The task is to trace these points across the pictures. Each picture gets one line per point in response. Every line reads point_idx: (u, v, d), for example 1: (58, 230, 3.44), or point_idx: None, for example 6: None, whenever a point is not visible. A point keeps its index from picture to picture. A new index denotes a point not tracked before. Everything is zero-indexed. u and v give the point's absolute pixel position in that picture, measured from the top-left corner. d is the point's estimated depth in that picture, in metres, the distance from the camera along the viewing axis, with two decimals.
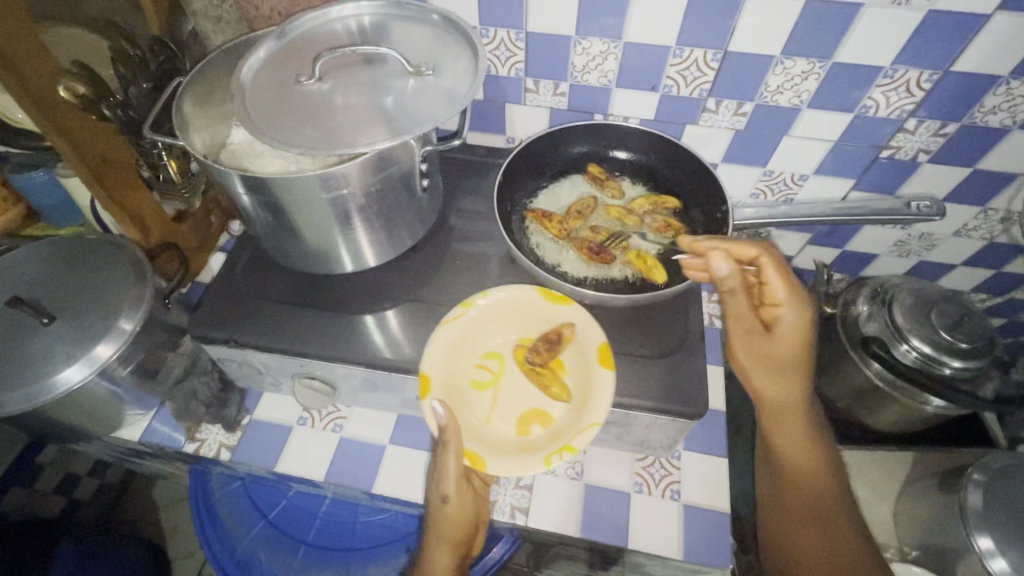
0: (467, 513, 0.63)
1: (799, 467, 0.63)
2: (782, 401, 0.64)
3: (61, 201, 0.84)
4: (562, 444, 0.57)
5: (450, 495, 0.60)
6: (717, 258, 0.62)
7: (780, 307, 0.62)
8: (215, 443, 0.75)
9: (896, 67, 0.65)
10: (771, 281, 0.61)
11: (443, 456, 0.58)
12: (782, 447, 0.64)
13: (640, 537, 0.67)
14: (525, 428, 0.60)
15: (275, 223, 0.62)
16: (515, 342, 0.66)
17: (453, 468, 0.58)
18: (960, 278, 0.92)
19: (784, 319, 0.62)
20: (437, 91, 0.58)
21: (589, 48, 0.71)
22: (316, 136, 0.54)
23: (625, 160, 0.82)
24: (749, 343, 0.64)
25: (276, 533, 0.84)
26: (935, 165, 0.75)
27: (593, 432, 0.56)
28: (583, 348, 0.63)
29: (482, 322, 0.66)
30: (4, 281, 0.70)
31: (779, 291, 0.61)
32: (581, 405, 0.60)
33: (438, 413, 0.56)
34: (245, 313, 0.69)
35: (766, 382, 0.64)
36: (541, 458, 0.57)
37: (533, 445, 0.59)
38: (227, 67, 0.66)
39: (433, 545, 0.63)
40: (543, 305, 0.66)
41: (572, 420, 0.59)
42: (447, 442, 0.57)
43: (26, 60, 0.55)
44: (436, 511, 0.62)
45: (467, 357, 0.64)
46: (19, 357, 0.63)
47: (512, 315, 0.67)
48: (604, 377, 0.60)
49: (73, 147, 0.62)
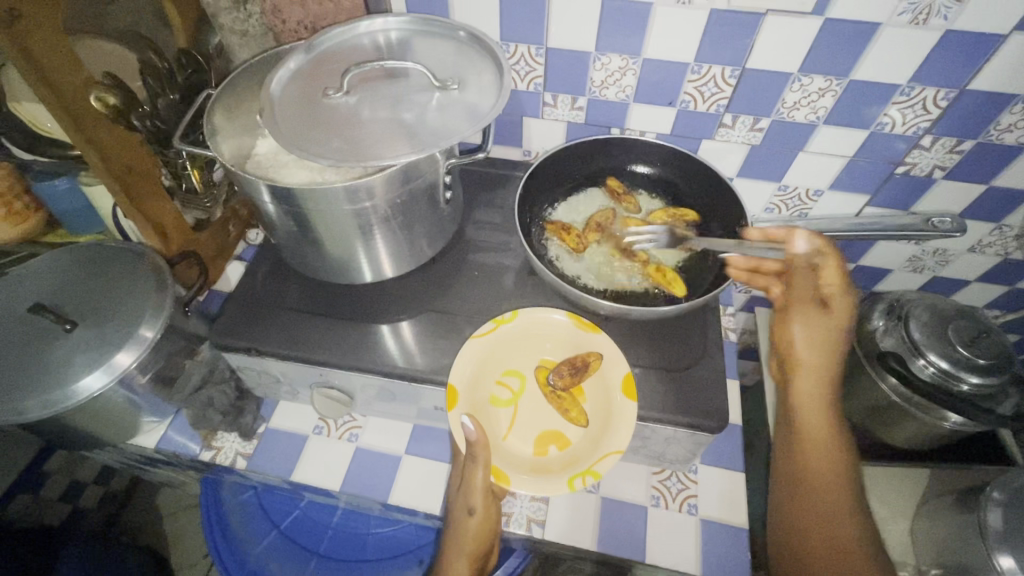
0: (488, 532, 0.62)
1: (813, 447, 0.61)
2: (816, 374, 0.62)
3: (80, 209, 0.84)
4: (579, 469, 0.58)
5: (476, 507, 0.59)
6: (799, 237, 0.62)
7: (836, 290, 0.62)
8: (231, 451, 0.75)
9: (913, 85, 0.66)
10: (830, 264, 0.62)
11: (471, 468, 0.58)
12: (798, 420, 0.62)
13: (657, 552, 0.67)
14: (542, 448, 0.61)
15: (299, 233, 0.62)
16: (538, 363, 0.67)
17: (480, 480, 0.58)
18: (975, 294, 0.92)
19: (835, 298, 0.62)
20: (461, 105, 0.59)
21: (608, 64, 0.72)
22: (342, 148, 0.55)
23: (646, 174, 0.82)
24: (808, 317, 0.63)
25: (287, 543, 0.84)
26: (950, 181, 0.75)
27: (614, 460, 0.57)
28: (606, 376, 0.63)
29: (508, 340, 0.67)
30: (26, 288, 0.71)
31: (833, 274, 0.62)
32: (599, 432, 0.60)
33: (467, 425, 0.56)
34: (265, 322, 0.69)
35: (808, 356, 0.62)
36: (561, 481, 0.57)
37: (546, 467, 0.59)
38: (254, 79, 0.67)
39: (449, 556, 0.62)
40: (572, 329, 0.67)
41: (588, 447, 0.60)
42: (475, 454, 0.57)
43: (61, 72, 0.56)
44: (459, 522, 0.61)
45: (488, 373, 0.65)
46: (40, 363, 0.64)
47: (537, 337, 0.68)
48: (626, 408, 0.60)
49: (101, 157, 0.63)
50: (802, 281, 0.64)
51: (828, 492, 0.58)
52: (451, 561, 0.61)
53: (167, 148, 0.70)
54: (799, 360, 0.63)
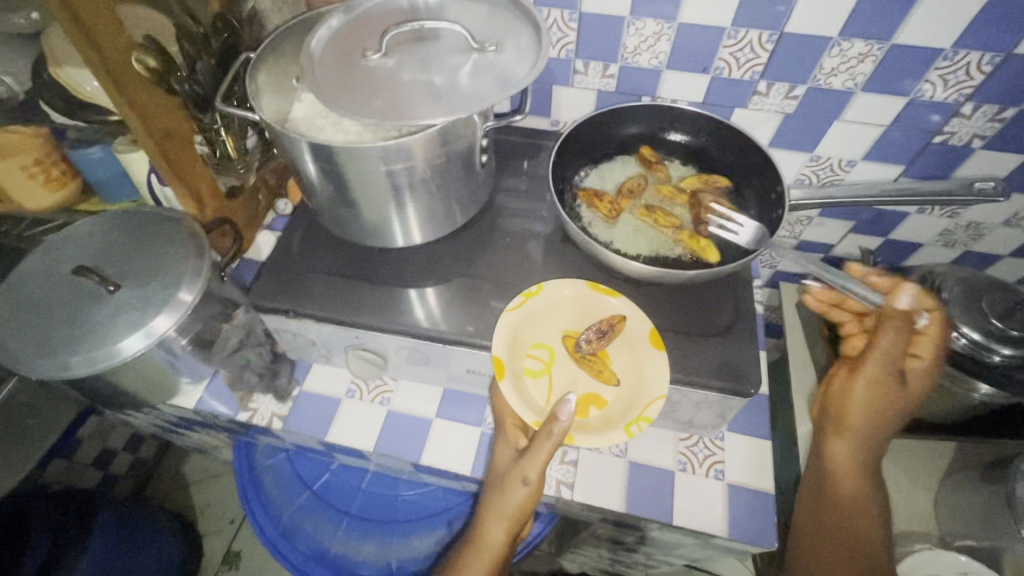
0: (531, 502, 0.63)
1: (851, 487, 0.65)
2: (868, 436, 0.65)
3: (116, 176, 0.86)
4: (633, 415, 0.60)
5: (531, 480, 0.60)
6: (904, 296, 0.64)
7: (923, 366, 0.64)
8: (267, 412, 0.78)
9: (957, 49, 0.64)
10: (930, 336, 0.65)
11: (538, 444, 0.59)
12: (836, 465, 0.66)
13: (684, 514, 0.68)
14: (583, 410, 0.62)
15: (337, 195, 0.63)
16: (563, 332, 0.67)
17: (545, 457, 0.58)
18: (1005, 269, 0.92)
19: (916, 370, 0.64)
20: (498, 67, 0.59)
21: (643, 29, 0.71)
22: (383, 108, 0.56)
23: (680, 142, 0.80)
24: (876, 383, 0.63)
25: (320, 504, 0.88)
26: (989, 151, 0.74)
27: (658, 404, 0.59)
28: (629, 336, 0.66)
29: (534, 314, 0.67)
30: (68, 251, 0.73)
31: (929, 346, 0.64)
32: (636, 385, 0.62)
33: (567, 405, 0.57)
34: (301, 286, 0.70)
35: (861, 419, 0.64)
36: (617, 429, 0.59)
37: (588, 424, 0.61)
38: (289, 42, 0.67)
39: (490, 526, 0.62)
40: (591, 296, 0.69)
41: (628, 401, 0.62)
42: (551, 434, 0.57)
43: (105, 35, 0.57)
44: (507, 490, 0.62)
45: (519, 347, 0.65)
46: (86, 322, 0.66)
47: (562, 308, 0.68)
48: (657, 358, 0.62)
49: (142, 119, 0.64)
50: (891, 344, 0.62)
51: (849, 518, 0.63)
52: (492, 525, 0.62)
53: (202, 112, 0.71)
54: (854, 418, 0.65)
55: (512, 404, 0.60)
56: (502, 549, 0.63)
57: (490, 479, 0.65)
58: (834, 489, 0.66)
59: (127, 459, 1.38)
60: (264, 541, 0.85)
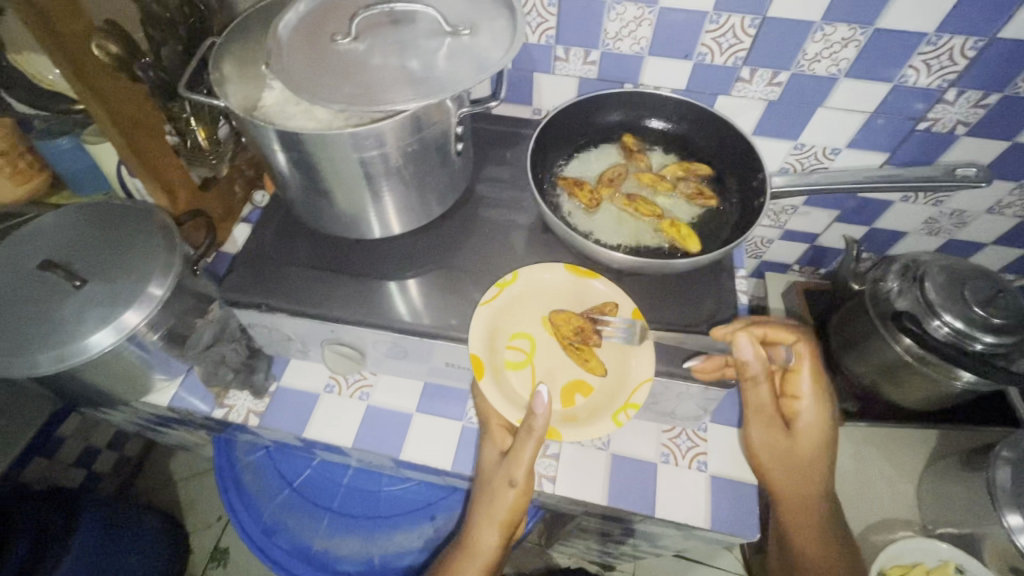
0: (523, 500, 0.63)
1: (808, 545, 0.63)
2: (799, 484, 0.64)
3: (85, 168, 0.84)
4: (620, 402, 0.59)
5: (518, 480, 0.60)
6: (743, 340, 0.60)
7: (807, 396, 0.66)
8: (243, 409, 0.76)
9: (940, 34, 0.63)
10: (802, 367, 0.66)
11: (521, 441, 0.59)
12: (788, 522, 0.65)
13: (667, 506, 0.67)
14: (569, 401, 0.62)
15: (309, 186, 0.62)
16: (542, 320, 0.66)
17: (529, 453, 0.58)
18: (988, 257, 0.91)
19: (805, 415, 0.65)
20: (473, 51, 0.57)
21: (623, 13, 0.69)
22: (353, 94, 0.54)
23: (661, 130, 0.79)
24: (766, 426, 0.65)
25: (302, 501, 0.86)
26: (972, 137, 0.73)
27: (646, 389, 0.59)
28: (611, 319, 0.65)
29: (512, 304, 0.66)
30: (35, 246, 0.71)
31: (805, 382, 0.66)
32: (619, 372, 0.62)
33: (541, 396, 0.56)
34: (276, 279, 0.69)
35: (782, 476, 0.65)
36: (604, 419, 0.59)
37: (576, 416, 0.61)
38: (258, 28, 0.65)
39: (483, 528, 0.62)
40: (569, 280, 0.68)
41: (613, 388, 0.61)
42: (532, 428, 0.57)
43: (64, 19, 0.55)
44: (494, 493, 0.62)
45: (499, 339, 0.64)
46: (50, 319, 0.64)
47: (540, 296, 0.68)
48: (640, 340, 0.62)
49: (107, 110, 0.61)
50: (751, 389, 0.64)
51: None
52: (485, 530, 0.62)
53: (171, 102, 0.70)
54: (773, 471, 0.65)
55: (494, 403, 0.59)
56: (495, 551, 0.63)
57: (478, 480, 0.65)
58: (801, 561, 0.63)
59: (111, 457, 1.36)
60: (245, 539, 0.83)
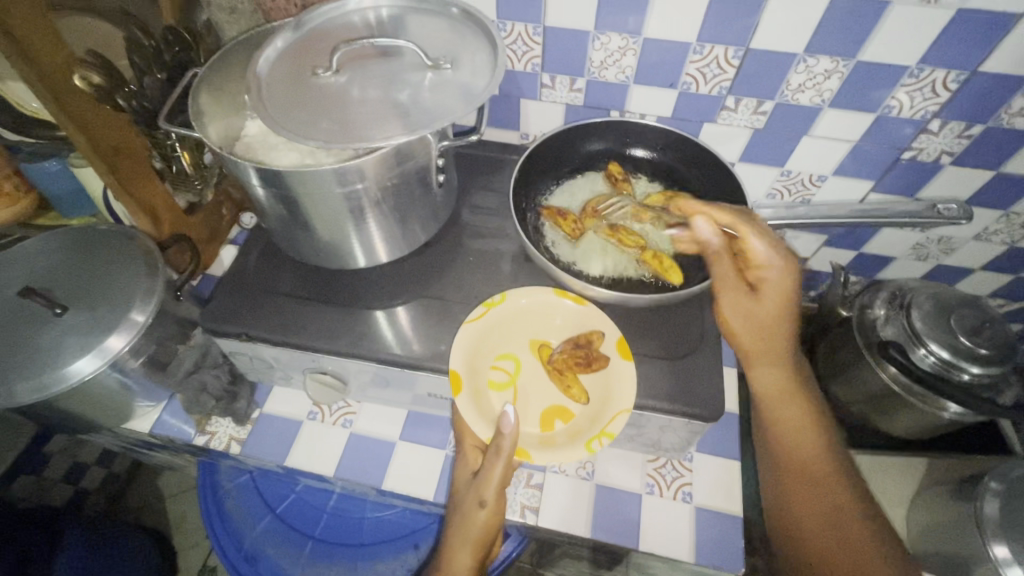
0: (495, 522, 0.62)
1: (804, 450, 0.60)
2: (782, 359, 0.62)
3: (71, 191, 0.84)
4: (595, 430, 0.58)
5: (488, 500, 0.60)
6: (701, 222, 0.62)
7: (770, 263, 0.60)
8: (225, 435, 0.75)
9: (923, 67, 0.63)
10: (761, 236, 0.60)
11: (491, 462, 0.58)
12: (772, 412, 0.62)
13: (651, 539, 0.67)
14: (548, 424, 0.61)
15: (289, 216, 0.61)
16: (530, 343, 0.66)
17: (499, 474, 0.57)
18: (977, 283, 0.91)
19: (772, 281, 0.60)
20: (454, 84, 0.57)
21: (608, 43, 0.70)
22: (332, 129, 0.54)
23: (645, 159, 0.80)
24: (737, 300, 0.62)
25: (284, 527, 0.85)
26: (957, 167, 0.73)
27: (623, 418, 0.57)
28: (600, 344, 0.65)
29: (498, 323, 0.66)
30: (18, 272, 0.70)
31: (762, 248, 0.60)
32: (601, 401, 0.61)
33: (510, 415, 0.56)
34: (259, 306, 0.68)
35: (754, 346, 0.62)
36: (577, 445, 0.58)
37: (553, 440, 0.60)
38: (241, 58, 0.65)
39: (455, 548, 0.61)
40: (558, 304, 0.67)
41: (592, 416, 0.60)
42: (502, 448, 0.56)
43: (45, 51, 0.55)
44: (467, 513, 0.61)
45: (483, 357, 0.64)
46: (31, 348, 0.63)
47: (528, 318, 0.67)
48: (624, 369, 0.61)
49: (89, 136, 0.61)
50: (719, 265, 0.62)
51: (817, 483, 0.59)
52: (455, 550, 0.61)
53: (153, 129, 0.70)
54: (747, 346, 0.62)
55: (469, 421, 0.58)
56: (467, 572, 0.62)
57: (453, 499, 0.64)
58: (789, 446, 0.61)
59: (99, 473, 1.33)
60: (226, 565, 0.82)
